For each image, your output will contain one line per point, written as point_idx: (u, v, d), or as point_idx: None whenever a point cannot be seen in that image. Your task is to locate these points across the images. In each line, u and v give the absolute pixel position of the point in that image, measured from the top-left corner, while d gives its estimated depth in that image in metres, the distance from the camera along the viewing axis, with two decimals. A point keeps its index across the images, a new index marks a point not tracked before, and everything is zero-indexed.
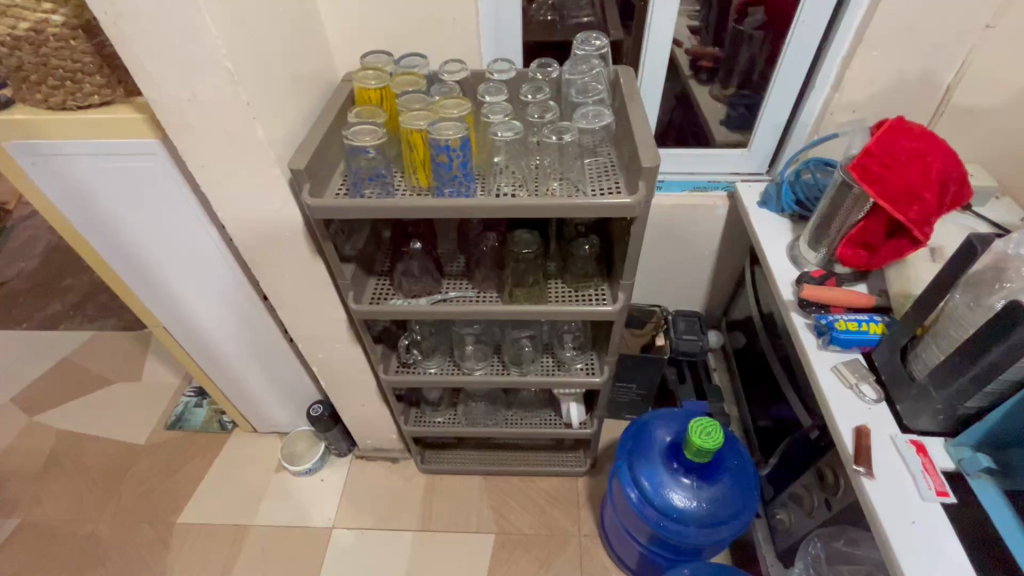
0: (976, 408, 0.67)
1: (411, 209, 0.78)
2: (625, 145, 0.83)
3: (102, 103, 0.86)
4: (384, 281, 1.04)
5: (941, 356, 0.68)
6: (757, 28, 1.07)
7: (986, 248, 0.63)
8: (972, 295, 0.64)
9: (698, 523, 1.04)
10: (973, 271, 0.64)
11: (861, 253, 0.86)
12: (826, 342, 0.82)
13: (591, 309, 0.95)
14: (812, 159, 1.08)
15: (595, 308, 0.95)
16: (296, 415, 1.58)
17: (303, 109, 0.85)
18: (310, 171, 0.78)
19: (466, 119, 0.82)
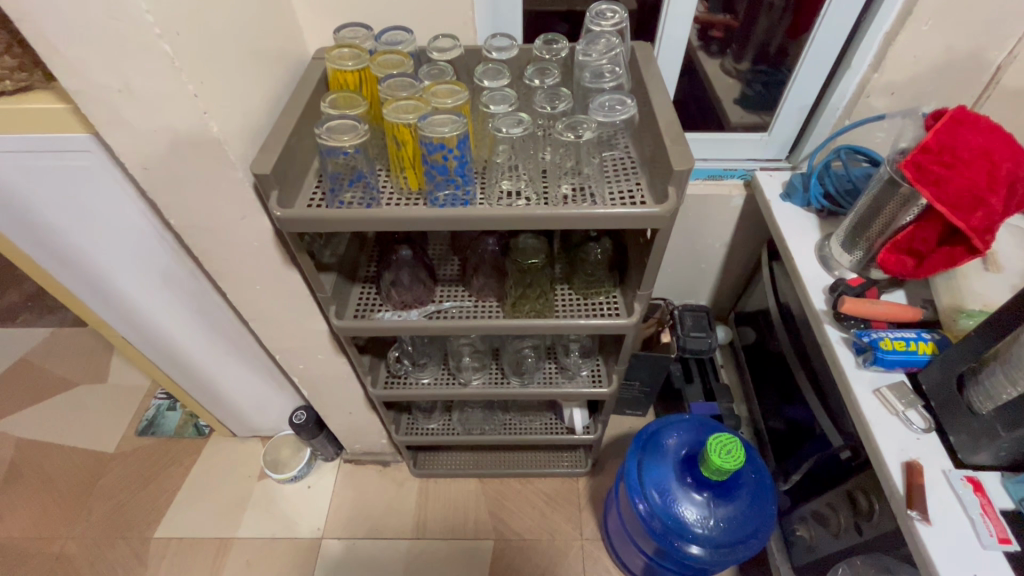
0: None
1: (402, 221, 0.66)
2: (649, 141, 0.71)
3: (17, 89, 0.70)
4: (370, 289, 0.92)
5: (1014, 390, 0.60)
6: None
7: None
8: None
9: (714, 542, 0.97)
10: None
11: (906, 260, 0.77)
12: (867, 362, 0.74)
13: (603, 322, 0.85)
14: (843, 147, 0.98)
15: (608, 323, 0.85)
16: (278, 420, 1.48)
17: (266, 97, 0.71)
18: (279, 175, 0.66)
19: (462, 110, 0.69)
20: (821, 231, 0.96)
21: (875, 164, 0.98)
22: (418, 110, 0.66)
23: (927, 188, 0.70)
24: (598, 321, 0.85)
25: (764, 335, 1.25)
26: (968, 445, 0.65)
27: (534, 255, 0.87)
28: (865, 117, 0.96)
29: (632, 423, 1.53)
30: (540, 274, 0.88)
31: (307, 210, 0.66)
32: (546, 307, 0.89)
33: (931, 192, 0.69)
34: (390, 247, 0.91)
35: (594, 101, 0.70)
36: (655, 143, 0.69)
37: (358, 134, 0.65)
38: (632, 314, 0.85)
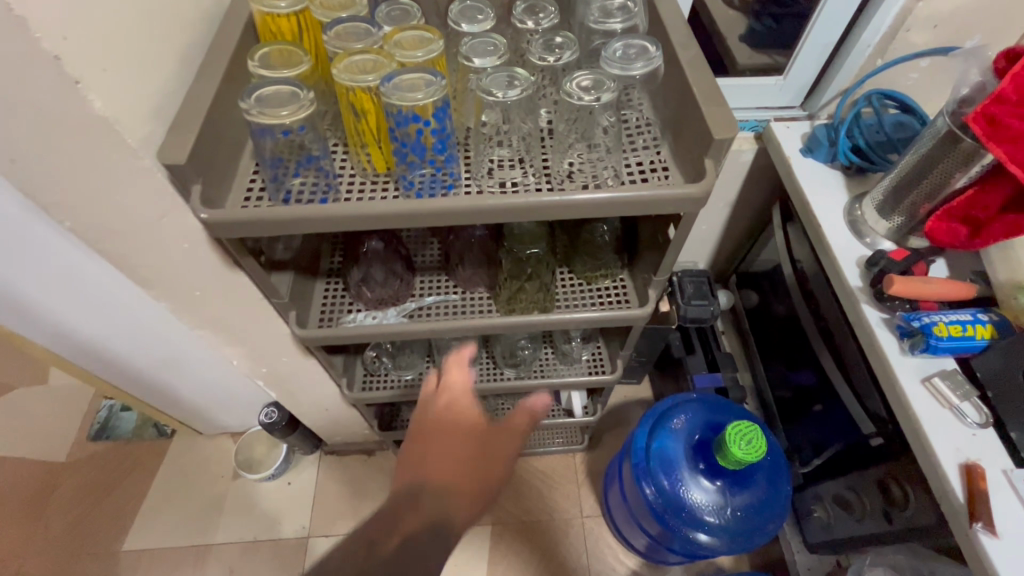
0: None
1: (370, 216, 0.51)
2: (674, 98, 0.57)
3: None
4: (337, 285, 0.78)
5: None
6: None
7: None
8: None
9: (729, 532, 0.92)
10: None
11: (960, 229, 0.67)
12: (916, 349, 0.65)
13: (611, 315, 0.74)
14: (874, 92, 0.86)
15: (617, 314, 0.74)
16: (247, 416, 1.35)
17: (176, 53, 0.53)
18: (198, 163, 0.49)
19: (436, 64, 0.53)
20: (848, 191, 0.85)
21: (908, 110, 0.86)
22: (379, 67, 0.50)
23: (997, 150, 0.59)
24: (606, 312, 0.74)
25: (770, 302, 1.16)
26: None
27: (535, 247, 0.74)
28: (900, 56, 0.84)
29: (628, 394, 1.47)
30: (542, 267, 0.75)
31: (243, 209, 0.50)
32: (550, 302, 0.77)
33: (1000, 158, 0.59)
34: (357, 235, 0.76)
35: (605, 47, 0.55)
36: (683, 103, 0.55)
37: (301, 101, 0.48)
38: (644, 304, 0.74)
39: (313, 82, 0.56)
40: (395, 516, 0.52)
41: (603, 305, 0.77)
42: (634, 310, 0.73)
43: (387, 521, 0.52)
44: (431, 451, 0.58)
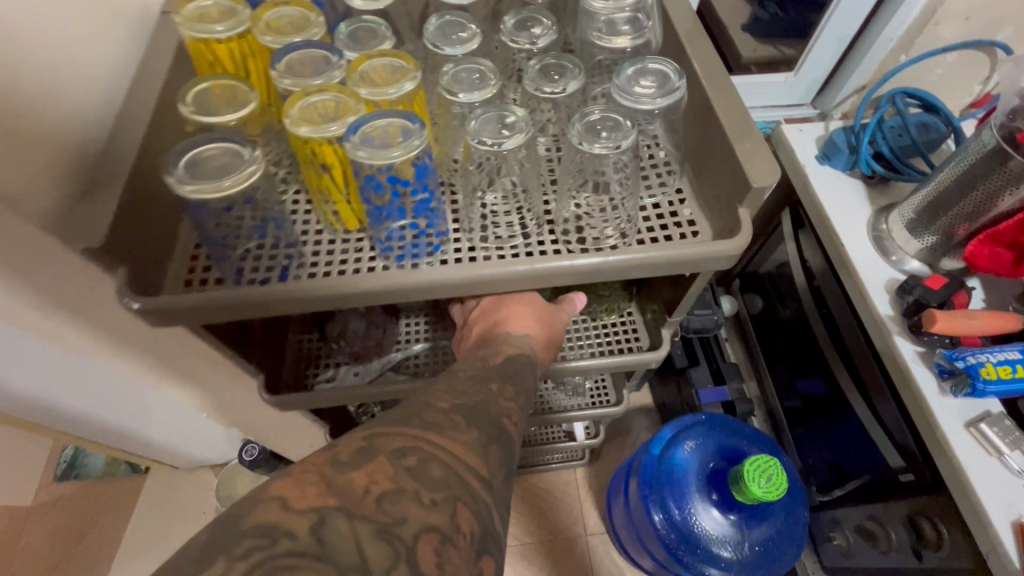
0: None
1: (342, 294, 0.43)
2: (696, 126, 0.49)
3: None
4: (310, 336, 0.68)
5: None
6: None
7: None
8: None
9: (747, 566, 0.87)
10: None
11: (1004, 254, 0.61)
12: (960, 391, 0.60)
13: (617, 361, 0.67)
14: (897, 91, 0.78)
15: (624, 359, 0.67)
16: (227, 450, 1.26)
17: (88, 100, 0.43)
18: (124, 242, 0.40)
19: (414, 100, 0.44)
20: (869, 201, 0.78)
21: (931, 109, 0.78)
22: (343, 111, 0.41)
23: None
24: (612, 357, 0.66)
25: (777, 309, 1.10)
26: None
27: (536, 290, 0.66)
28: (928, 51, 0.76)
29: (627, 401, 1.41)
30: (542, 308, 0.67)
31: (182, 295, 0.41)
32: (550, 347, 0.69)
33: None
34: None
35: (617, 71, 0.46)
36: (706, 136, 0.47)
37: (245, 164, 0.38)
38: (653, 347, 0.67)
39: (261, 122, 0.46)
40: (488, 353, 0.48)
41: (608, 349, 0.70)
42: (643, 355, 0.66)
43: (480, 356, 0.48)
44: (493, 318, 0.56)
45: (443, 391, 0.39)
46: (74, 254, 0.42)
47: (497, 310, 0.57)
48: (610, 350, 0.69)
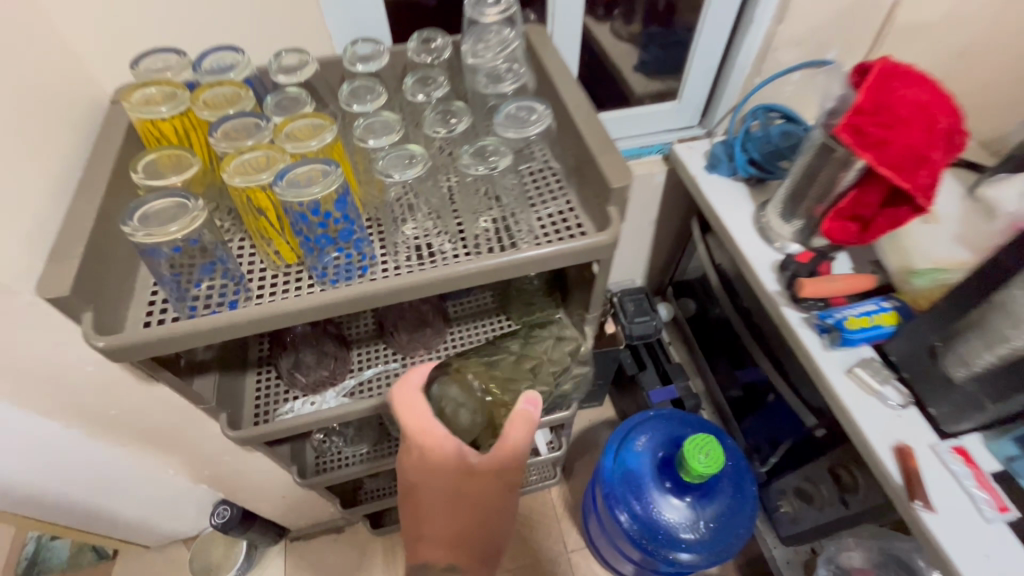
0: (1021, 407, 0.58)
1: (285, 316, 0.50)
2: (571, 149, 0.60)
3: None
4: (269, 374, 0.74)
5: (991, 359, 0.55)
6: None
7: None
8: None
9: (707, 546, 0.93)
10: None
11: (849, 227, 0.73)
12: (834, 343, 0.70)
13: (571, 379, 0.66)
14: (758, 107, 0.93)
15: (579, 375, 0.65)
16: (198, 520, 1.24)
17: (46, 176, 0.49)
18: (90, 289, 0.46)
19: (332, 149, 0.53)
20: (752, 199, 0.91)
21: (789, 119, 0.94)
22: (272, 162, 0.49)
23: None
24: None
25: (707, 307, 1.21)
26: (949, 415, 0.62)
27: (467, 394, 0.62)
28: (776, 73, 0.92)
29: (592, 416, 1.47)
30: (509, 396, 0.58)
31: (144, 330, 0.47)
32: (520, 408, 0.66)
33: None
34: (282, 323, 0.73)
35: (498, 111, 0.56)
36: (582, 155, 0.57)
37: (188, 217, 0.46)
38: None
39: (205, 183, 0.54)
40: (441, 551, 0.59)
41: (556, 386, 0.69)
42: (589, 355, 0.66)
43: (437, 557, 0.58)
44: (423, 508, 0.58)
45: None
46: (40, 306, 0.47)
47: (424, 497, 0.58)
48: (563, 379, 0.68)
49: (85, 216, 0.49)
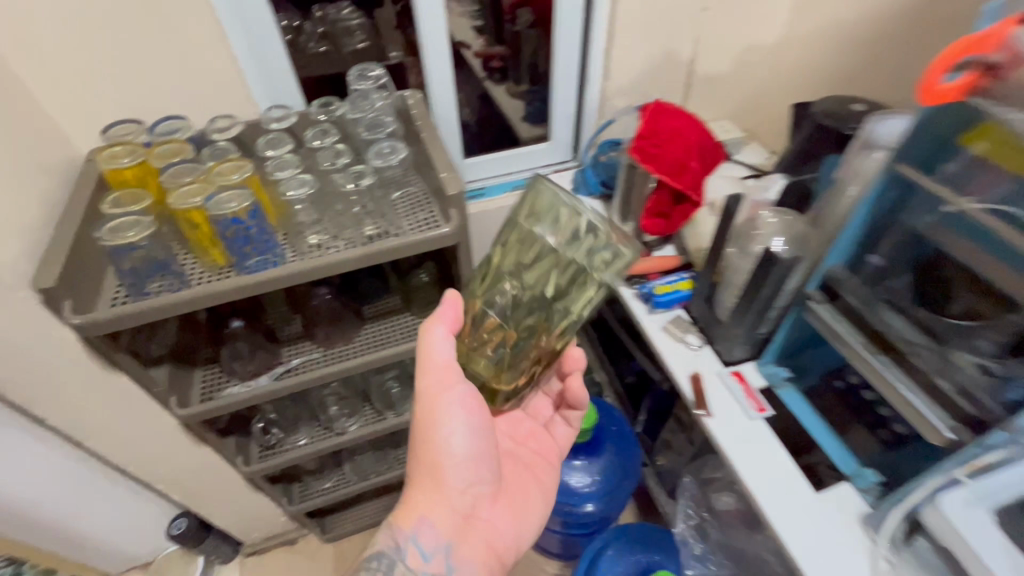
0: (766, 332, 0.81)
1: (211, 297, 0.70)
2: (429, 174, 0.83)
3: None
4: (212, 368, 0.91)
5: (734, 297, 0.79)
6: (530, 26, 1.08)
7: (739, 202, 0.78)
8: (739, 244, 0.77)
9: (600, 495, 1.12)
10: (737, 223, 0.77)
11: (658, 222, 0.97)
12: (652, 307, 0.93)
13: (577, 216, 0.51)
14: (604, 141, 1.19)
15: (533, 209, 0.53)
16: (152, 543, 1.31)
17: (36, 208, 0.67)
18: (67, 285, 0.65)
19: (250, 181, 0.74)
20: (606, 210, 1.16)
21: None
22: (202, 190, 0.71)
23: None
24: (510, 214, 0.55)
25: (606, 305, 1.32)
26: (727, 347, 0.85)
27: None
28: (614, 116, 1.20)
29: None
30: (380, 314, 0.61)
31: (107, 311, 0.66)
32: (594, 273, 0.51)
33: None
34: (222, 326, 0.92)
35: (372, 148, 0.81)
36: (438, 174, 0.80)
37: (135, 229, 0.67)
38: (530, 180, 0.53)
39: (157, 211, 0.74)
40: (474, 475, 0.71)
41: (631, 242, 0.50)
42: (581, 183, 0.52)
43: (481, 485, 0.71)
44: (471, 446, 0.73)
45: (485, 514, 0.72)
46: (31, 299, 0.65)
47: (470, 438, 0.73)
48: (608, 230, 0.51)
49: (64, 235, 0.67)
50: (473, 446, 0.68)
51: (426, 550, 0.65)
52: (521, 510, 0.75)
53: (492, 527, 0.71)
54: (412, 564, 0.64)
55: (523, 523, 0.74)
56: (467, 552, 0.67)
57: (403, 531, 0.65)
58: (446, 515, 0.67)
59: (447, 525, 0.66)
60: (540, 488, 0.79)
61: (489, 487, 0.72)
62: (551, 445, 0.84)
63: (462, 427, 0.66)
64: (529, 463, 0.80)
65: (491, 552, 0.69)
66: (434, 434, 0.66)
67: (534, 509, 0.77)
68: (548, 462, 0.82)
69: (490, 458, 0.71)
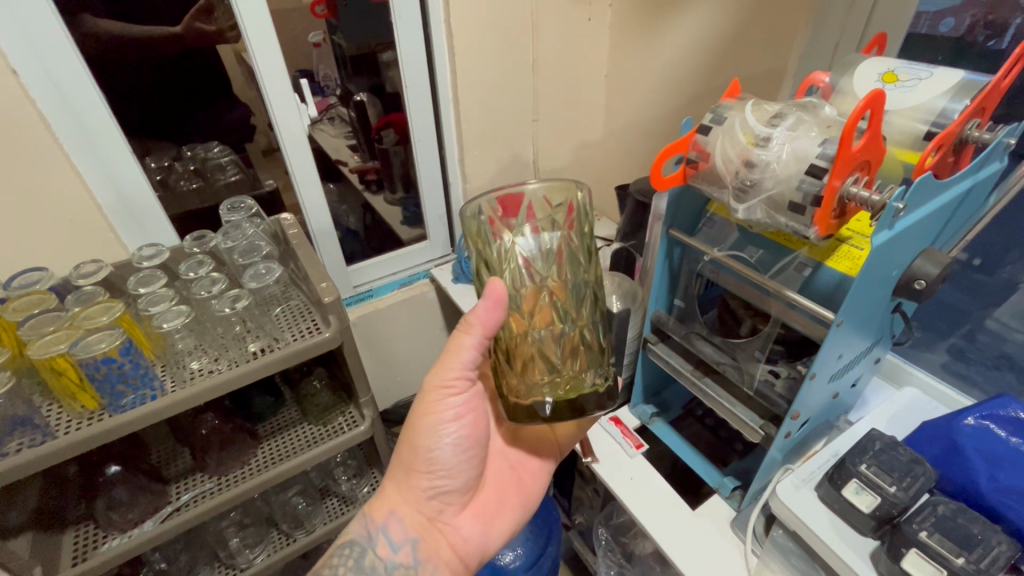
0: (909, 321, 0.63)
1: (331, 339, 0.75)
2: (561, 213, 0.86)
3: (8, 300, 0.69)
4: (349, 411, 0.93)
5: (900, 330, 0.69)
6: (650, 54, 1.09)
7: (964, 148, 0.54)
8: (942, 229, 0.54)
9: None
10: (959, 205, 0.53)
11: None
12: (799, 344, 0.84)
13: (808, 169, 0.43)
14: None
15: (724, 236, 0.61)
16: None
17: (233, 242, 0.81)
18: (241, 318, 0.75)
19: None
20: None
21: None
22: None
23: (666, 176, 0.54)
24: (691, 237, 0.62)
25: None
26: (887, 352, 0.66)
27: (536, 340, 0.52)
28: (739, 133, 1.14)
29: None
30: (514, 285, 0.51)
31: (255, 361, 0.72)
32: (846, 260, 0.50)
33: (657, 189, 0.55)
34: (337, 366, 0.94)
35: None
36: None
37: (273, 273, 0.77)
38: (708, 136, 0.51)
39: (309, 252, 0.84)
40: (449, 484, 0.62)
41: (873, 177, 0.47)
42: (792, 109, 0.47)
43: (443, 494, 0.62)
44: (478, 460, 0.63)
45: (466, 517, 0.65)
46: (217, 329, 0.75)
47: (478, 455, 0.63)
48: (857, 180, 0.44)
49: (246, 269, 0.79)
50: (456, 456, 0.61)
51: (396, 541, 0.60)
52: (491, 519, 0.67)
53: (455, 532, 0.63)
54: (381, 554, 0.59)
55: (491, 535, 0.66)
56: (431, 553, 0.60)
57: (375, 522, 0.61)
58: (413, 511, 0.61)
59: (415, 520, 0.61)
60: (520, 497, 0.70)
61: (461, 494, 0.64)
62: (550, 449, 0.73)
63: (450, 437, 0.60)
64: (516, 466, 0.71)
65: (456, 557, 0.62)
66: (422, 438, 0.59)
67: (507, 517, 0.68)
68: (539, 463, 0.73)
69: (473, 468, 0.63)
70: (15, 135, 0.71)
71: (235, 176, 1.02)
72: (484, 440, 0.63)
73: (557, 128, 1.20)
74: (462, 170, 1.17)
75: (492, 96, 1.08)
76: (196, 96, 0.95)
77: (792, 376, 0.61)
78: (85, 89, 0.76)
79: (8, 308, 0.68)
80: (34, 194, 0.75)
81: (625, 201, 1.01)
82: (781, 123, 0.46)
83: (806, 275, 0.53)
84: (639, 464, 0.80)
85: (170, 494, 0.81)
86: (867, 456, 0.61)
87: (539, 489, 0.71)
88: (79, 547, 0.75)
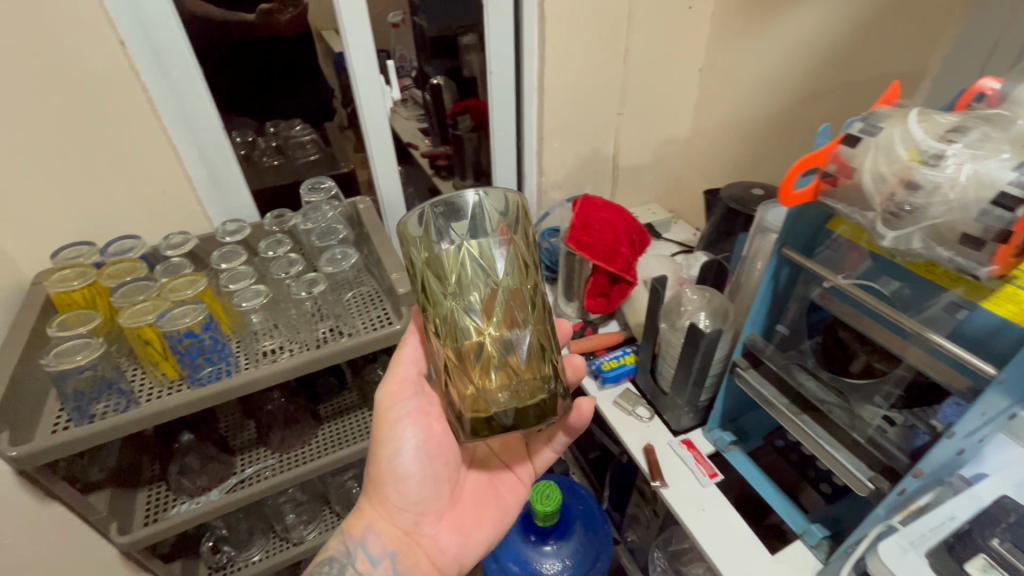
0: None
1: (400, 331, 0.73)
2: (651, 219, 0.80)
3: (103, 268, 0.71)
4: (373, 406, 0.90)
5: None
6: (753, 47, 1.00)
7: None
8: None
9: None
10: None
11: None
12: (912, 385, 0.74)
13: (996, 198, 0.36)
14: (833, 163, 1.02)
15: (849, 265, 0.54)
16: None
17: (312, 223, 0.81)
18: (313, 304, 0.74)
19: None
20: None
21: None
22: None
23: (794, 192, 0.47)
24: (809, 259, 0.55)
25: None
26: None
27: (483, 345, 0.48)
28: None
29: None
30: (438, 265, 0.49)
31: (323, 348, 0.71)
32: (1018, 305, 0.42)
33: (783, 206, 0.48)
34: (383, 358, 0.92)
35: None
36: None
37: (349, 258, 0.76)
38: (856, 148, 0.44)
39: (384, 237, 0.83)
40: (424, 494, 0.60)
41: None
42: (975, 123, 0.40)
43: (419, 505, 0.59)
44: (444, 466, 0.61)
45: (448, 526, 0.61)
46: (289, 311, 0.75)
47: (444, 462, 0.61)
48: None
49: (324, 253, 0.79)
50: (420, 464, 0.59)
51: (376, 555, 0.57)
52: (471, 531, 0.63)
53: (432, 544, 0.60)
54: (361, 569, 0.57)
55: (468, 547, 0.62)
56: (412, 565, 0.57)
57: (353, 536, 0.58)
58: (389, 523, 0.58)
59: (392, 533, 0.58)
60: (498, 510, 0.66)
61: (435, 502, 0.61)
62: (519, 458, 0.71)
63: (410, 443, 0.59)
64: (494, 477, 0.68)
65: (436, 567, 0.59)
66: (381, 449, 0.59)
67: (486, 530, 0.64)
68: (516, 477, 0.69)
69: (441, 476, 0.61)
70: (119, 103, 0.72)
71: (314, 156, 1.04)
72: (451, 447, 0.62)
73: (640, 123, 1.13)
74: (538, 162, 1.12)
75: (577, 86, 1.03)
76: (284, 74, 0.95)
77: (910, 425, 0.53)
78: (185, 60, 0.76)
79: (103, 274, 0.70)
80: (132, 161, 0.77)
81: (712, 208, 0.94)
82: (960, 139, 0.39)
83: (961, 319, 0.45)
84: (711, 495, 0.74)
85: (234, 466, 0.83)
86: (999, 531, 0.57)
87: (515, 501, 0.67)
88: (151, 507, 0.78)
